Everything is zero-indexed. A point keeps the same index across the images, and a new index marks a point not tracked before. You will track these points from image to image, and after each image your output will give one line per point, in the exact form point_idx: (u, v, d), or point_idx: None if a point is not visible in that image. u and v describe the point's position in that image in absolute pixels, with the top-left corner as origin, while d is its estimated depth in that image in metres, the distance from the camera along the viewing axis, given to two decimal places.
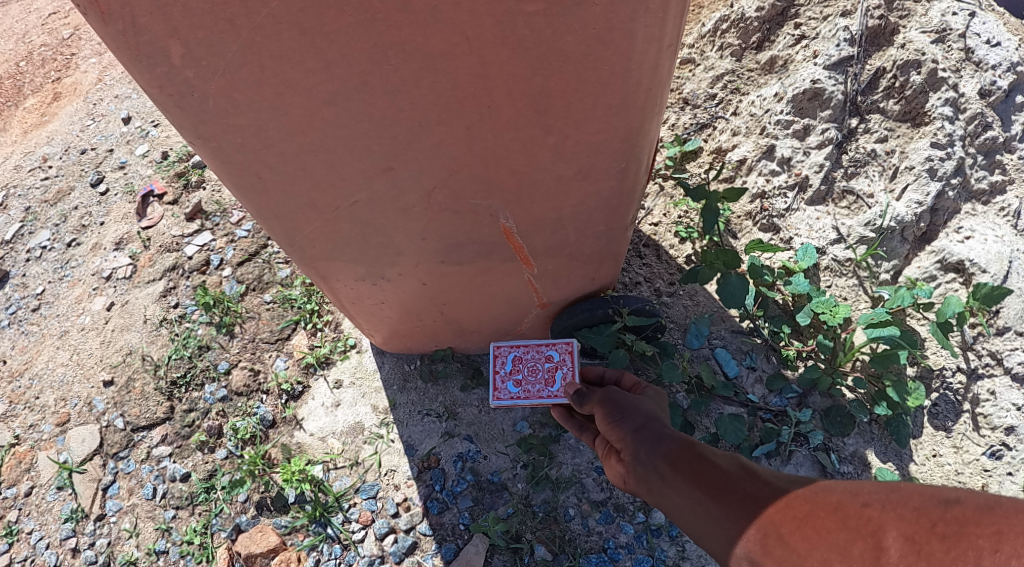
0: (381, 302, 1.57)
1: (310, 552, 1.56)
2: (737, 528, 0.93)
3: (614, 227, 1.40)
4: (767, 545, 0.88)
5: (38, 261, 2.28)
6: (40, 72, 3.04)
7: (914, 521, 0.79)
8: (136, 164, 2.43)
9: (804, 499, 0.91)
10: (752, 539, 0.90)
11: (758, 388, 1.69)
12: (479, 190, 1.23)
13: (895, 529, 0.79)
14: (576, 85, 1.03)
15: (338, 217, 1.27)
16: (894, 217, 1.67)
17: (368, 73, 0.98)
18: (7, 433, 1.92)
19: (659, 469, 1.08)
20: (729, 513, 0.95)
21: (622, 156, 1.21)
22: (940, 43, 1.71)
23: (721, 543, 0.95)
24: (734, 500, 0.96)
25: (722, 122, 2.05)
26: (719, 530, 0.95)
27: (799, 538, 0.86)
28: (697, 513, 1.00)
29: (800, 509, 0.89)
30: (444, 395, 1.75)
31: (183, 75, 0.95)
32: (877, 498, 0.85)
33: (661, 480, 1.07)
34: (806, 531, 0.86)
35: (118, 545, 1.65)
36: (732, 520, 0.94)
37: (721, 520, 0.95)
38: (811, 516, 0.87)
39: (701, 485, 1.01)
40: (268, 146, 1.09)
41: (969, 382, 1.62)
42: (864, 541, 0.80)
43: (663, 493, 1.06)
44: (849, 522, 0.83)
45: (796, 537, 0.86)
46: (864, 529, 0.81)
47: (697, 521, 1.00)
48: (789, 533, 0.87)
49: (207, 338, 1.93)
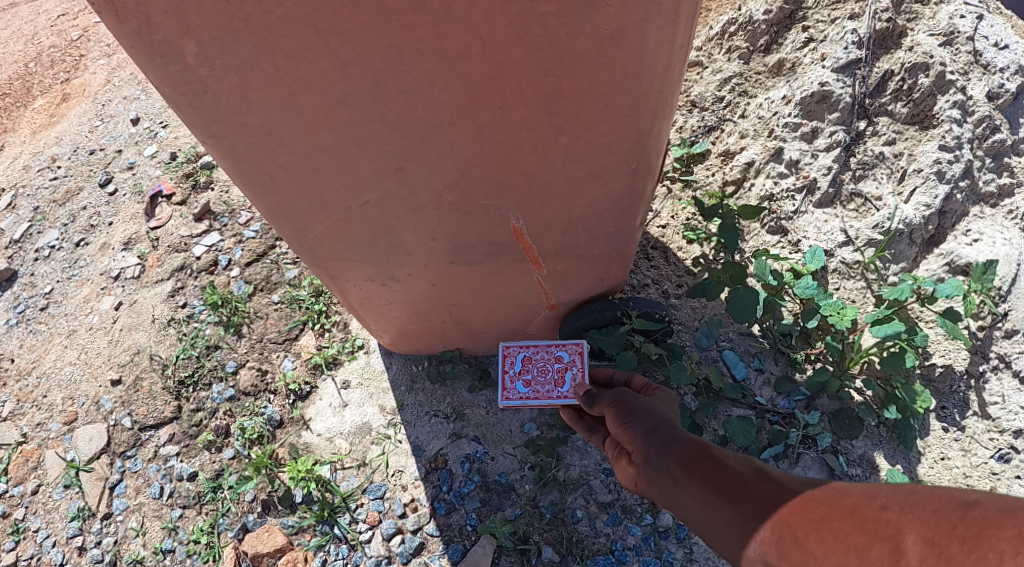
0: (390, 303, 1.57)
1: (317, 552, 1.56)
2: (750, 530, 0.92)
3: (624, 228, 1.40)
4: (782, 547, 0.87)
5: (46, 261, 2.29)
6: (50, 73, 3.06)
7: (933, 524, 0.77)
8: (145, 165, 2.44)
9: (819, 501, 0.89)
10: (767, 542, 0.89)
11: (766, 390, 1.69)
12: (490, 190, 1.23)
13: (914, 532, 0.78)
14: (588, 85, 1.03)
15: (349, 217, 1.27)
16: (903, 219, 1.67)
17: (382, 73, 0.98)
18: (14, 431, 1.93)
19: (672, 471, 1.08)
20: (742, 515, 0.94)
21: (633, 156, 1.21)
22: (948, 45, 1.71)
23: (734, 546, 0.94)
24: (748, 502, 0.96)
25: (730, 124, 2.05)
26: (732, 532, 0.95)
27: (816, 540, 0.85)
28: (709, 515, 0.99)
29: (816, 511, 0.88)
30: (451, 396, 1.75)
31: (196, 74, 0.95)
32: (895, 500, 0.83)
33: (673, 482, 1.06)
34: (822, 533, 0.85)
35: (124, 545, 1.66)
36: (745, 522, 0.93)
37: (734, 522, 0.95)
38: (828, 519, 0.86)
39: (713, 487, 1.00)
40: (280, 145, 1.10)
41: (978, 386, 1.62)
42: (882, 544, 0.79)
43: (675, 495, 1.06)
44: (867, 525, 0.82)
45: (812, 540, 0.86)
46: (882, 532, 0.80)
47: (709, 523, 0.99)
48: (805, 536, 0.86)
49: (215, 338, 1.93)
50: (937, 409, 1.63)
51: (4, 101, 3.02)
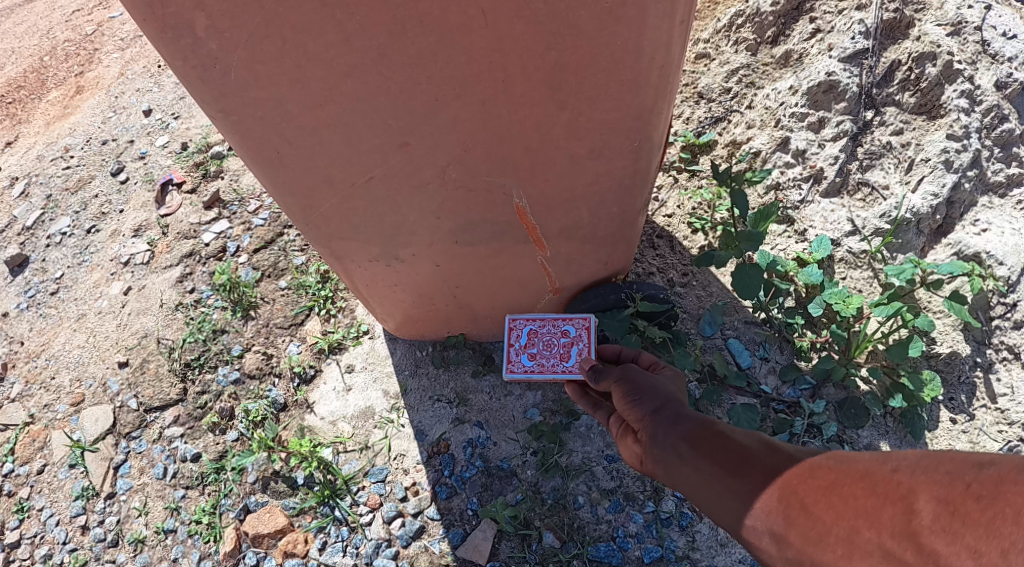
0: (396, 285, 1.58)
1: (318, 534, 1.57)
2: (757, 501, 0.91)
3: (628, 209, 1.41)
4: (791, 516, 0.86)
5: (58, 247, 2.32)
6: (64, 67, 3.11)
7: (947, 484, 0.75)
8: (157, 155, 2.48)
9: (827, 468, 0.88)
10: (774, 511, 0.88)
11: (771, 379, 1.67)
12: (494, 168, 1.24)
13: (928, 493, 0.76)
14: (591, 60, 1.04)
15: (354, 194, 1.29)
16: (910, 208, 1.66)
17: (388, 46, 0.99)
18: (22, 412, 1.95)
19: (677, 448, 1.07)
20: (748, 487, 0.94)
21: (635, 135, 1.22)
22: (955, 35, 1.70)
23: (736, 516, 0.94)
24: (754, 474, 0.95)
25: (737, 115, 2.05)
26: (739, 504, 0.94)
27: (825, 507, 0.84)
28: (714, 488, 0.98)
29: (825, 478, 0.87)
30: (455, 381, 1.75)
31: (207, 47, 0.97)
32: (907, 463, 0.81)
33: (679, 459, 1.06)
34: (832, 500, 0.84)
35: (127, 523, 1.67)
36: (751, 494, 0.93)
37: (742, 494, 0.94)
38: (837, 484, 0.85)
39: (721, 462, 0.99)
40: (287, 120, 1.11)
41: (987, 377, 1.60)
42: (894, 506, 0.77)
43: (680, 471, 1.05)
44: (878, 488, 0.80)
45: (820, 506, 0.85)
46: (893, 494, 0.79)
47: (714, 496, 0.99)
48: (813, 502, 0.85)
49: (222, 322, 1.95)
50: (945, 400, 1.61)
51: (20, 94, 3.08)
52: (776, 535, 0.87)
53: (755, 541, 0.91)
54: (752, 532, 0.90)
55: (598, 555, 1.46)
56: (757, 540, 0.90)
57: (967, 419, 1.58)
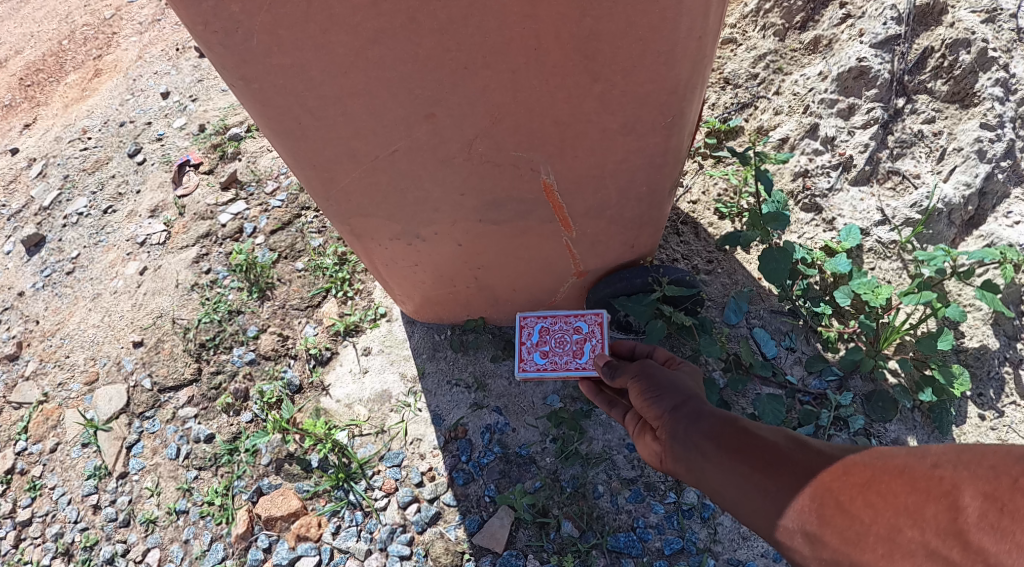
0: (416, 265, 1.55)
1: (332, 518, 1.54)
2: (789, 501, 0.90)
3: (657, 189, 1.39)
4: (825, 515, 0.84)
5: (74, 227, 2.32)
6: (82, 51, 3.12)
7: (992, 479, 0.72)
8: (173, 137, 2.47)
9: (863, 465, 0.86)
10: (807, 510, 0.87)
11: (797, 370, 1.63)
12: (523, 141, 1.21)
13: (973, 488, 0.72)
14: (626, 29, 1.01)
15: (376, 167, 1.26)
16: (941, 199, 1.62)
17: (416, 10, 0.96)
18: (36, 390, 1.94)
19: (701, 446, 1.04)
20: (780, 486, 0.92)
21: (669, 109, 1.19)
22: (990, 23, 1.63)
23: (770, 516, 0.91)
24: (785, 473, 0.93)
25: (764, 101, 2.03)
26: (772, 506, 0.91)
27: (862, 504, 0.82)
28: (742, 487, 0.96)
29: (861, 475, 0.85)
30: (473, 366, 1.72)
31: (229, 10, 0.94)
32: (947, 457, 0.78)
33: (704, 458, 1.03)
34: (869, 497, 0.82)
35: (139, 503, 1.65)
36: (783, 493, 0.91)
37: (774, 494, 0.92)
38: (875, 481, 0.83)
39: (748, 460, 0.97)
40: (310, 89, 1.08)
41: (1017, 372, 1.54)
42: (937, 503, 0.74)
43: (704, 470, 1.02)
44: (918, 485, 0.78)
45: (856, 504, 0.82)
46: (935, 491, 0.76)
47: (743, 496, 0.96)
48: (849, 500, 0.83)
49: (237, 303, 1.93)
50: (974, 396, 1.56)
51: (38, 77, 3.10)
52: (809, 534, 0.85)
53: (788, 542, 0.89)
54: (787, 534, 0.88)
55: (618, 545, 1.42)
56: (790, 541, 0.88)
57: (996, 416, 1.53)
